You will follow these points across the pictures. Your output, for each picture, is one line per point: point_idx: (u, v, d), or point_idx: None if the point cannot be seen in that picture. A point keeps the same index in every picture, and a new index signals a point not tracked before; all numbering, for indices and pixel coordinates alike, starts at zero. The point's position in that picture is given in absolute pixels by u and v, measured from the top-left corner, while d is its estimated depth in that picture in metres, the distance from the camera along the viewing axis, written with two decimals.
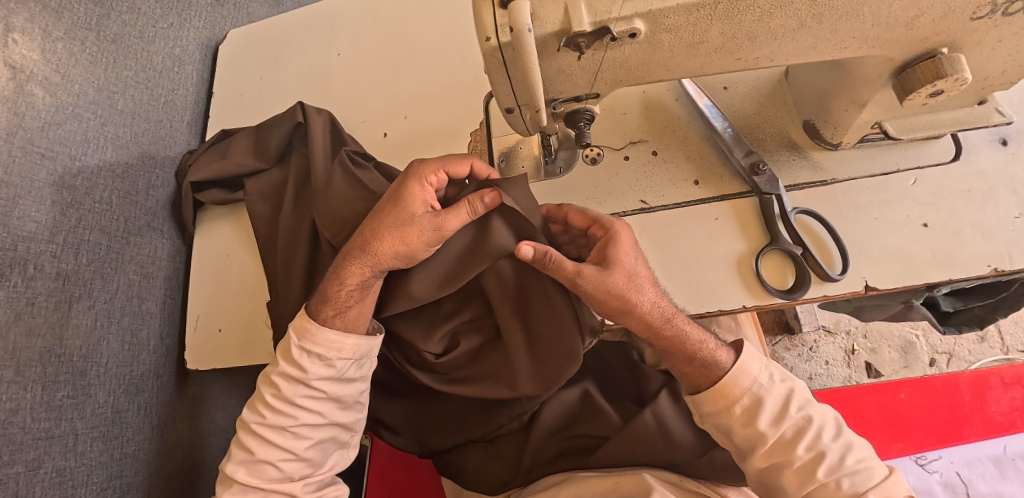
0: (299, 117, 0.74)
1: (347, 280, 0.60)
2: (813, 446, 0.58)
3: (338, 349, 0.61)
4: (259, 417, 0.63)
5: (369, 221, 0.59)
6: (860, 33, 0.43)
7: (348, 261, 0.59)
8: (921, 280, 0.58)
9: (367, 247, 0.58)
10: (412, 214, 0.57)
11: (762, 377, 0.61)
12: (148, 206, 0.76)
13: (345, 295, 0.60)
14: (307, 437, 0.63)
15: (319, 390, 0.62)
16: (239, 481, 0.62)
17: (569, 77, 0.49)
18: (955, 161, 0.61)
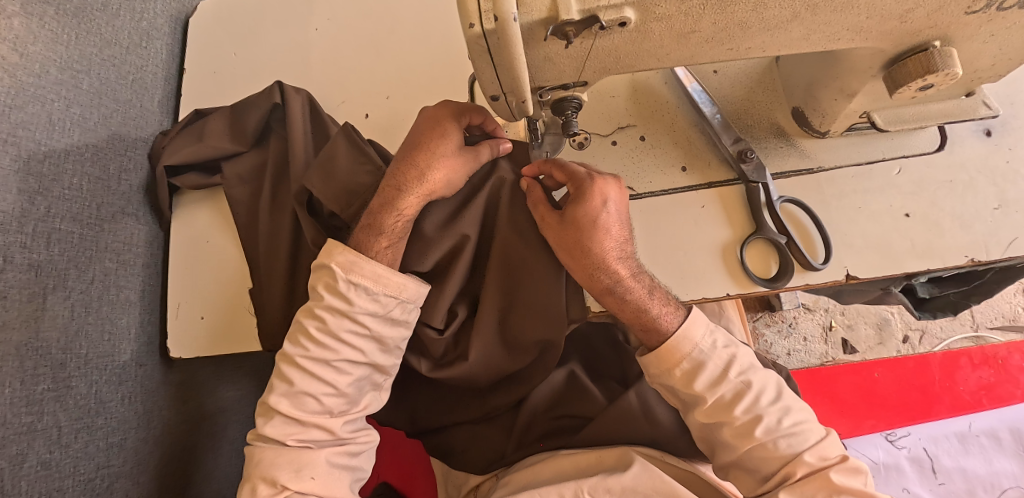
0: (276, 98, 0.71)
1: (399, 212, 0.62)
2: (751, 409, 0.59)
3: (382, 282, 0.62)
4: (301, 351, 0.63)
5: (411, 148, 0.61)
6: (854, 25, 0.42)
7: (390, 194, 0.62)
8: (899, 270, 0.59)
9: (409, 174, 0.61)
10: (443, 134, 0.60)
11: (705, 342, 0.60)
12: (121, 191, 0.74)
13: (399, 224, 0.63)
14: (346, 373, 0.63)
15: (364, 327, 0.62)
16: (281, 412, 0.62)
17: (556, 65, 0.46)
18: (938, 151, 0.62)
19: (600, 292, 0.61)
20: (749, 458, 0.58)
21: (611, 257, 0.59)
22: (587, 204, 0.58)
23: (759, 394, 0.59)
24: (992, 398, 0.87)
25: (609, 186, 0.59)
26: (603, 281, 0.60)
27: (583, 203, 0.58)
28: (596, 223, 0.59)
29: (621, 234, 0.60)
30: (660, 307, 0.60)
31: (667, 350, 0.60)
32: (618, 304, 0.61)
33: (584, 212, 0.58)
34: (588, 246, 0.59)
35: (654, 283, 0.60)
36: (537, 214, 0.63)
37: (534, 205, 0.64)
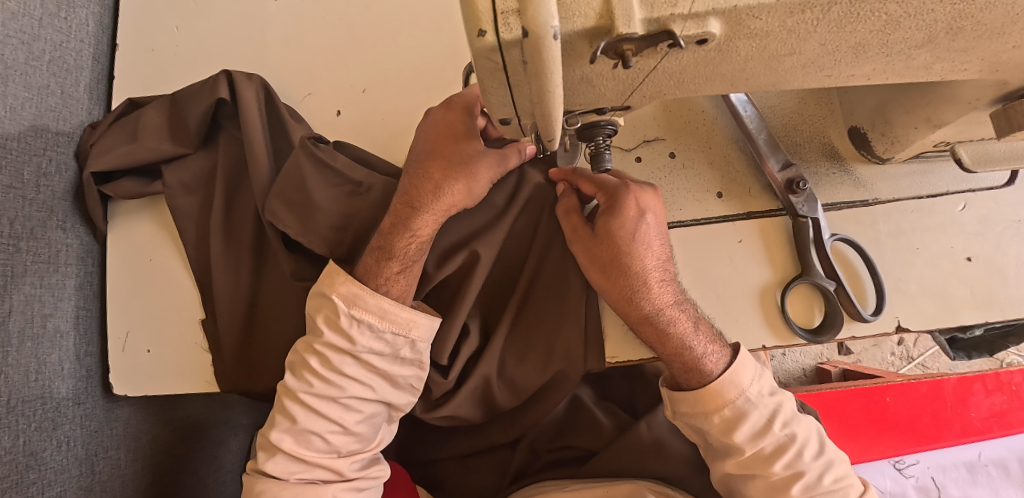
0: (222, 92, 0.58)
1: (413, 232, 0.52)
2: (792, 464, 0.49)
3: (389, 317, 0.51)
4: (305, 385, 0.53)
5: (426, 159, 0.51)
6: (993, 55, 0.32)
7: (402, 211, 0.52)
8: (955, 322, 0.51)
9: (424, 186, 0.51)
10: (465, 136, 0.50)
11: (752, 389, 0.50)
12: (42, 200, 0.61)
13: (411, 246, 0.52)
14: (356, 412, 0.53)
15: (370, 365, 0.52)
16: (283, 453, 0.52)
17: (595, 88, 0.34)
18: (1009, 185, 0.53)
19: (637, 320, 0.50)
20: None
21: (653, 281, 0.49)
22: (622, 215, 0.48)
23: (802, 449, 0.50)
24: (1002, 425, 0.83)
25: (645, 195, 0.49)
26: (646, 308, 0.49)
27: (614, 213, 0.48)
28: (630, 239, 0.48)
29: (663, 251, 0.50)
30: (705, 345, 0.50)
31: (709, 395, 0.50)
32: (659, 336, 0.50)
33: (616, 224, 0.48)
34: (627, 264, 0.49)
35: (698, 313, 0.51)
36: (566, 225, 0.52)
37: (563, 213, 0.52)
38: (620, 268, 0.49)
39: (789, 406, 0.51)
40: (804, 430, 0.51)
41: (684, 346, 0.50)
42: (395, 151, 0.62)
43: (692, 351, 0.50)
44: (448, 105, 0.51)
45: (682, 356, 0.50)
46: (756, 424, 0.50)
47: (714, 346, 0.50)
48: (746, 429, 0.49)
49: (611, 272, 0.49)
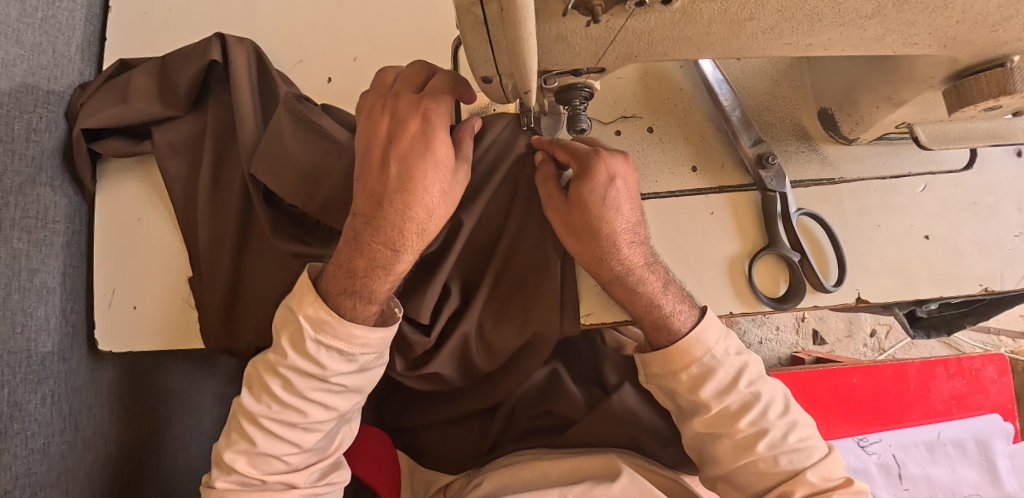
0: (214, 55, 0.59)
1: (381, 263, 0.48)
2: (756, 422, 0.51)
3: (358, 342, 0.48)
4: (263, 407, 0.50)
5: (407, 189, 0.47)
6: (938, 29, 0.35)
7: (367, 236, 0.48)
8: (912, 296, 0.54)
9: (398, 210, 0.47)
10: (438, 150, 0.47)
11: (718, 348, 0.53)
12: (31, 157, 0.61)
13: (384, 284, 0.48)
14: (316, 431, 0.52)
15: (339, 385, 0.50)
16: (239, 473, 0.50)
17: (570, 47, 0.36)
18: (966, 170, 0.56)
19: (609, 280, 0.52)
20: (743, 475, 0.52)
21: (623, 242, 0.51)
22: (592, 180, 0.50)
23: (766, 408, 0.52)
24: (961, 408, 0.87)
25: (615, 162, 0.51)
26: (615, 269, 0.51)
27: (585, 177, 0.50)
28: (600, 202, 0.50)
29: (631, 212, 0.52)
30: (673, 304, 0.52)
31: (678, 353, 0.52)
32: (629, 296, 0.52)
33: (587, 188, 0.50)
34: (597, 226, 0.51)
35: (668, 276, 0.53)
36: (542, 191, 0.54)
37: (541, 180, 0.54)
38: (592, 230, 0.51)
39: (754, 369, 0.54)
40: (769, 391, 0.53)
41: (654, 305, 0.52)
42: None
43: (660, 310, 0.52)
44: (425, 117, 0.47)
45: (652, 315, 0.53)
46: (723, 382, 0.52)
47: (683, 306, 0.53)
48: (714, 386, 0.52)
49: (583, 235, 0.51)
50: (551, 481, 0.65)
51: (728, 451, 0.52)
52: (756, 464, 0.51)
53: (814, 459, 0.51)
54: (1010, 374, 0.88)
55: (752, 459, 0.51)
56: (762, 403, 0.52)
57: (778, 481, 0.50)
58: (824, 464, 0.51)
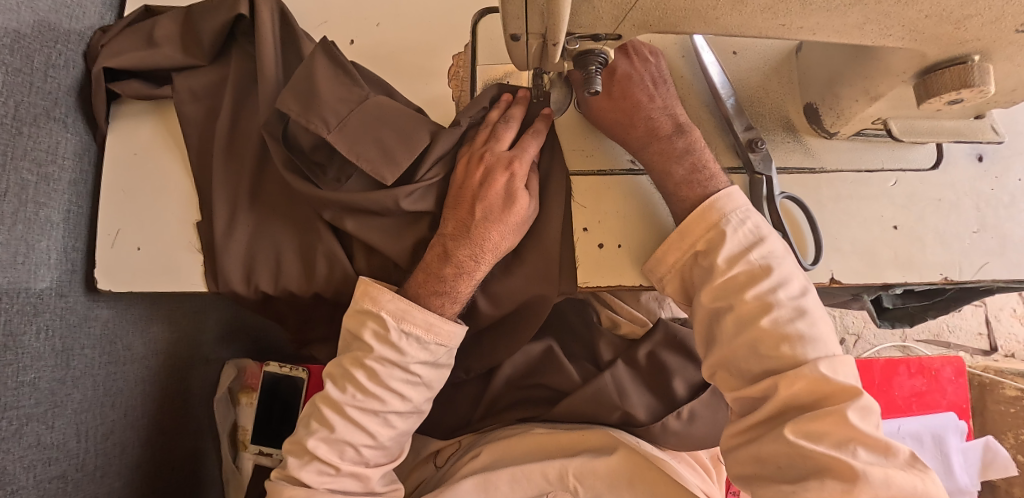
0: (242, 9, 0.61)
1: (464, 274, 0.56)
2: (763, 295, 0.49)
3: (434, 330, 0.56)
4: (347, 396, 0.56)
5: (482, 213, 0.55)
6: (911, 22, 0.40)
7: (459, 257, 0.55)
8: (880, 279, 0.59)
9: (480, 237, 0.55)
10: (522, 197, 0.56)
11: (734, 209, 0.53)
12: (47, 91, 0.62)
13: (469, 286, 0.56)
14: (405, 421, 0.58)
15: (415, 375, 0.56)
16: (318, 458, 0.56)
17: (593, 10, 0.40)
18: (933, 169, 0.62)
19: (643, 140, 0.56)
20: (743, 357, 0.49)
21: (655, 99, 0.56)
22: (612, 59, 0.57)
23: (777, 285, 0.50)
24: (922, 405, 0.92)
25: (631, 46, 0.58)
26: (669, 146, 0.55)
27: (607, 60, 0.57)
28: (626, 72, 0.57)
29: (662, 98, 0.57)
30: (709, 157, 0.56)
31: (698, 216, 0.53)
32: (661, 153, 0.56)
33: (610, 67, 0.57)
34: (625, 91, 0.57)
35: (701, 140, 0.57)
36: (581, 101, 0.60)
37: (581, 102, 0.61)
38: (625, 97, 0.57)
39: (775, 247, 0.51)
40: (785, 273, 0.51)
41: (680, 159, 0.55)
42: (398, 86, 0.66)
43: (695, 159, 0.55)
44: (510, 169, 0.56)
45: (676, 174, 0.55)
46: (735, 251, 0.51)
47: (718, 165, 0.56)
48: (728, 252, 0.51)
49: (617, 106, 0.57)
50: (551, 452, 0.67)
51: (731, 325, 0.50)
52: (758, 342, 0.48)
53: (822, 353, 0.47)
54: (966, 376, 0.93)
55: (755, 339, 0.48)
56: (771, 278, 0.50)
57: (783, 368, 0.47)
58: (833, 358, 0.47)
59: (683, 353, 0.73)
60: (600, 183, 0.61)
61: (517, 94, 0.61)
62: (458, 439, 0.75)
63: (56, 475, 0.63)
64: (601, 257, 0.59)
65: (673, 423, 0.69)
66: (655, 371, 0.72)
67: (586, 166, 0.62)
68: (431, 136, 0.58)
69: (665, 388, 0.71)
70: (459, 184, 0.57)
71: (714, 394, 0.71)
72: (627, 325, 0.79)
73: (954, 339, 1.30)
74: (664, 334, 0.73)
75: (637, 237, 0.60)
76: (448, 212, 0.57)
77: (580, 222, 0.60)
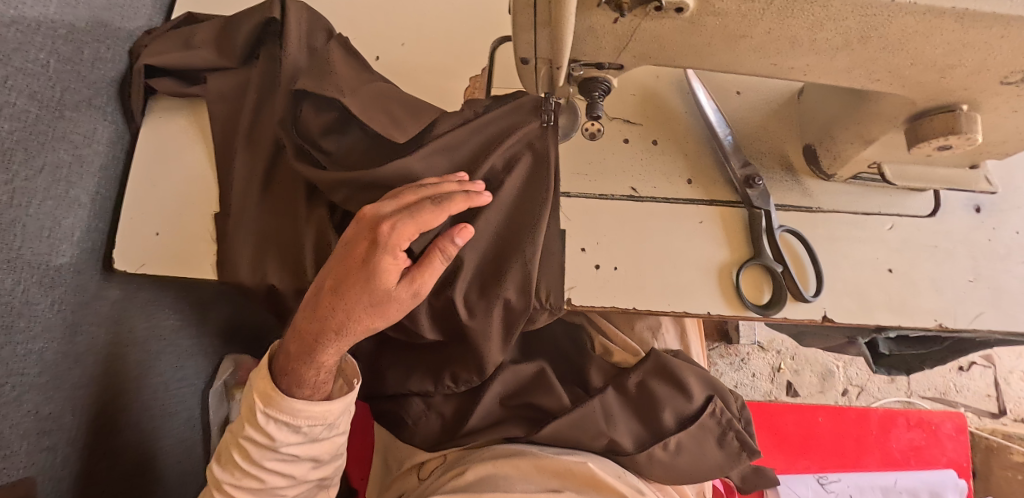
0: (274, 12, 0.65)
1: (338, 338, 0.50)
2: None
3: (303, 415, 0.56)
4: (229, 478, 0.59)
5: (369, 279, 0.46)
6: (896, 68, 0.42)
7: (338, 316, 0.48)
8: (871, 321, 0.60)
9: (368, 306, 0.48)
10: (428, 272, 0.47)
11: None
12: (91, 80, 0.67)
13: (333, 359, 0.54)
14: (309, 453, 0.59)
15: (290, 455, 0.58)
16: None
17: (597, 40, 0.43)
18: (930, 216, 0.63)
19: None
20: None
21: None
22: None
23: None
24: (920, 460, 0.90)
25: None
26: None
27: None
28: None
29: None
30: None
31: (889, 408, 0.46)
32: None
33: None
34: None
35: None
36: None
37: None
38: None
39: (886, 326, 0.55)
40: None
41: None
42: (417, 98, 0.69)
43: None
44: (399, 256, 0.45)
45: None
46: None
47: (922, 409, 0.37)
48: None
49: None
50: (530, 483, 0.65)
51: None
52: None
53: None
54: (967, 432, 0.90)
55: None
56: None
57: None
58: None
59: (674, 384, 0.70)
60: (599, 206, 0.63)
61: (527, 102, 0.61)
62: (444, 453, 0.75)
63: (47, 445, 0.63)
64: (596, 277, 0.61)
65: (659, 453, 0.68)
66: (644, 403, 0.70)
67: (586, 189, 0.63)
68: (433, 122, 0.60)
69: (654, 419, 0.69)
70: (353, 244, 0.47)
71: (702, 428, 0.69)
72: (619, 354, 0.77)
73: (963, 398, 1.27)
74: (655, 365, 0.70)
75: (632, 260, 0.61)
76: (346, 251, 0.47)
77: (578, 242, 0.62)
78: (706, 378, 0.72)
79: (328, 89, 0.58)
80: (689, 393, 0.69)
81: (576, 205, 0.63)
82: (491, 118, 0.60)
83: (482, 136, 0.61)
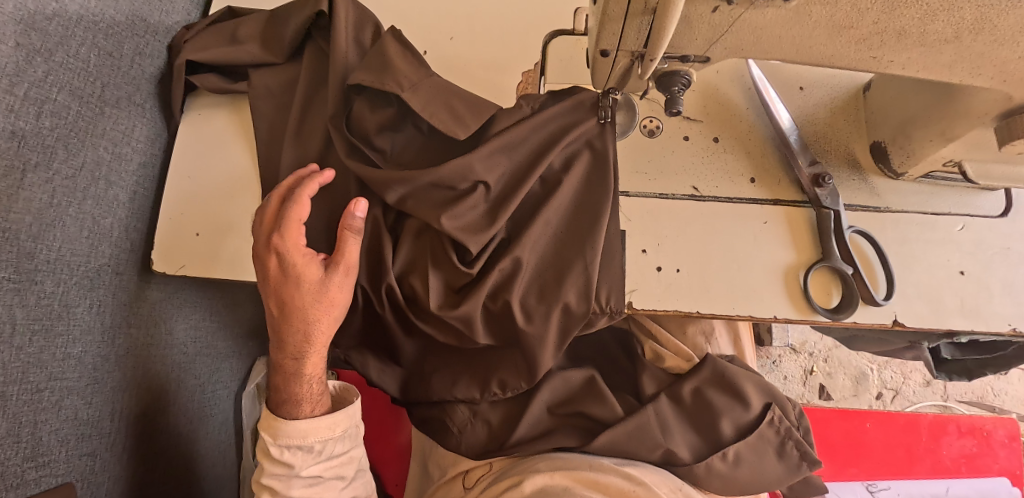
0: (324, 6, 0.62)
1: (314, 338, 0.57)
2: None
3: (309, 434, 0.59)
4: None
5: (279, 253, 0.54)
6: (1005, 62, 0.40)
7: (313, 309, 0.55)
8: (943, 326, 0.58)
9: (316, 299, 0.55)
10: (351, 256, 0.55)
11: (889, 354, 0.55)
12: (131, 76, 0.65)
13: (321, 353, 0.59)
14: (318, 435, 0.60)
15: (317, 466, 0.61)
16: None
17: (689, 31, 0.40)
18: (1002, 217, 0.61)
19: None
20: None
21: None
22: None
23: None
24: (971, 467, 0.87)
25: None
26: None
27: None
28: None
29: None
30: None
31: None
32: None
33: None
34: None
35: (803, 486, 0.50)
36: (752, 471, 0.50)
37: None
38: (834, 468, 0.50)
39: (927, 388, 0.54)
40: None
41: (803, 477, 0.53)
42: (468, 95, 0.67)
43: None
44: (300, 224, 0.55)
45: None
46: None
47: None
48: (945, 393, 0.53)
49: None
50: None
51: None
52: None
53: None
54: (1020, 439, 0.88)
55: None
56: None
57: None
58: None
59: (731, 393, 0.67)
60: (661, 206, 0.61)
61: (588, 99, 0.60)
62: (489, 461, 0.72)
63: (86, 452, 0.61)
64: (659, 280, 0.59)
65: (718, 464, 0.65)
66: (700, 411, 0.67)
67: (646, 188, 0.61)
68: (490, 120, 0.58)
69: (712, 429, 0.66)
70: (258, 237, 0.57)
71: (761, 439, 0.67)
72: (672, 360, 0.72)
73: (999, 402, 1.25)
74: (711, 372, 0.68)
75: (695, 262, 0.59)
76: (261, 259, 0.56)
77: (639, 243, 0.60)
78: (763, 387, 0.70)
79: (386, 84, 0.56)
80: (747, 401, 0.67)
81: (635, 205, 0.61)
82: (551, 116, 0.58)
83: (542, 134, 0.58)
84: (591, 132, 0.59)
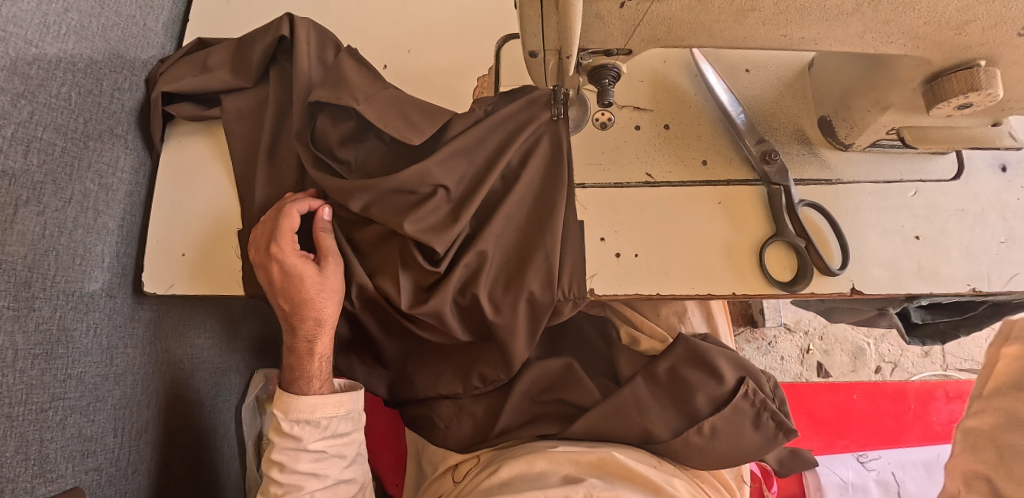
0: (285, 29, 0.66)
1: (324, 323, 0.63)
2: None
3: (319, 410, 0.65)
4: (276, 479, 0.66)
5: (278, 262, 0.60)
6: (911, 30, 0.42)
7: (317, 301, 0.62)
8: (903, 291, 0.59)
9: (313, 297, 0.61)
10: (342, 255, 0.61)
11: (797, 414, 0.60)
12: (112, 110, 0.69)
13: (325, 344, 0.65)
14: (324, 411, 0.65)
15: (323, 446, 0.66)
16: None
17: (604, 27, 0.43)
18: (955, 179, 0.62)
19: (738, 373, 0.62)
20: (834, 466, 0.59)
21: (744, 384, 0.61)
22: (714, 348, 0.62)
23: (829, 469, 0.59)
24: None
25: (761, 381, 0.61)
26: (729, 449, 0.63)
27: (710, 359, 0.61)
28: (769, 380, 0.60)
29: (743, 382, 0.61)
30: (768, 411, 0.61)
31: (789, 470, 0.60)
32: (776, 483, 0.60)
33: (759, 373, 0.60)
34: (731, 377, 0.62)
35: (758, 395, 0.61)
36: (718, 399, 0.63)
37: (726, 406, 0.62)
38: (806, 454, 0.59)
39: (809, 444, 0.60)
40: None
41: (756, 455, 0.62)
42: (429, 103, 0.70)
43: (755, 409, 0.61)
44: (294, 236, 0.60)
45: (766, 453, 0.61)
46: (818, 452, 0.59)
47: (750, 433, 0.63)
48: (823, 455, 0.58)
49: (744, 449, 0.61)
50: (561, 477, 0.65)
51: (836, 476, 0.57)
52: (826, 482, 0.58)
53: None
54: None
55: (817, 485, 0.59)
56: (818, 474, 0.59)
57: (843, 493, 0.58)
58: None
59: (705, 368, 0.68)
60: (617, 195, 0.63)
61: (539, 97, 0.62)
62: (476, 454, 0.75)
63: (92, 466, 0.65)
64: (619, 265, 0.61)
65: (694, 439, 0.67)
66: (677, 389, 0.68)
67: (601, 178, 0.63)
68: (444, 124, 0.61)
69: (688, 404, 0.68)
70: (257, 252, 0.62)
71: (737, 411, 0.68)
72: (647, 341, 0.76)
73: None
74: (685, 350, 0.69)
75: (653, 246, 0.61)
76: (262, 268, 0.62)
77: (598, 232, 0.62)
78: (737, 361, 0.71)
79: (343, 98, 0.59)
80: (721, 376, 0.68)
81: (592, 196, 0.63)
82: (503, 116, 0.61)
83: (497, 134, 0.61)
84: (544, 128, 0.62)
